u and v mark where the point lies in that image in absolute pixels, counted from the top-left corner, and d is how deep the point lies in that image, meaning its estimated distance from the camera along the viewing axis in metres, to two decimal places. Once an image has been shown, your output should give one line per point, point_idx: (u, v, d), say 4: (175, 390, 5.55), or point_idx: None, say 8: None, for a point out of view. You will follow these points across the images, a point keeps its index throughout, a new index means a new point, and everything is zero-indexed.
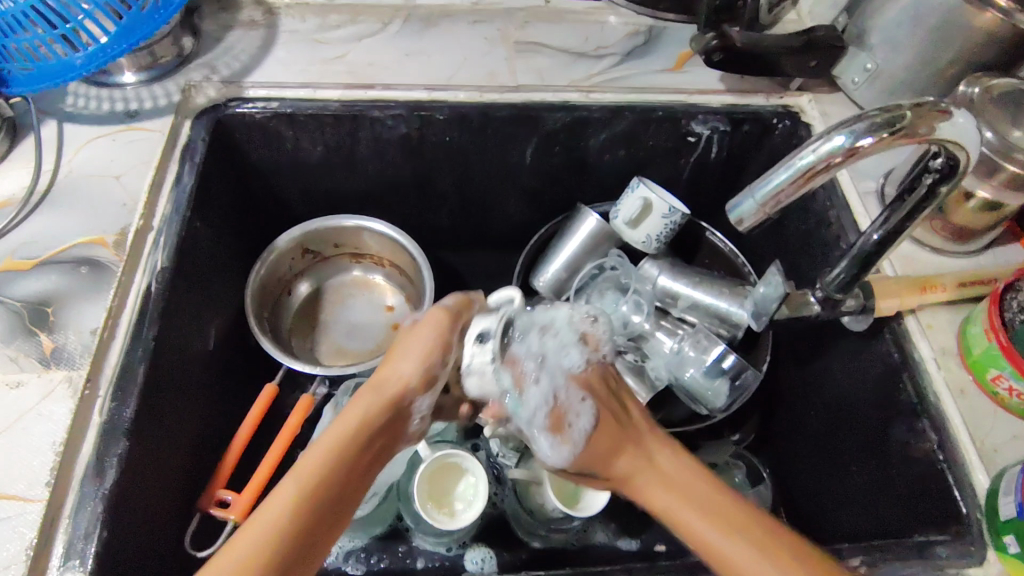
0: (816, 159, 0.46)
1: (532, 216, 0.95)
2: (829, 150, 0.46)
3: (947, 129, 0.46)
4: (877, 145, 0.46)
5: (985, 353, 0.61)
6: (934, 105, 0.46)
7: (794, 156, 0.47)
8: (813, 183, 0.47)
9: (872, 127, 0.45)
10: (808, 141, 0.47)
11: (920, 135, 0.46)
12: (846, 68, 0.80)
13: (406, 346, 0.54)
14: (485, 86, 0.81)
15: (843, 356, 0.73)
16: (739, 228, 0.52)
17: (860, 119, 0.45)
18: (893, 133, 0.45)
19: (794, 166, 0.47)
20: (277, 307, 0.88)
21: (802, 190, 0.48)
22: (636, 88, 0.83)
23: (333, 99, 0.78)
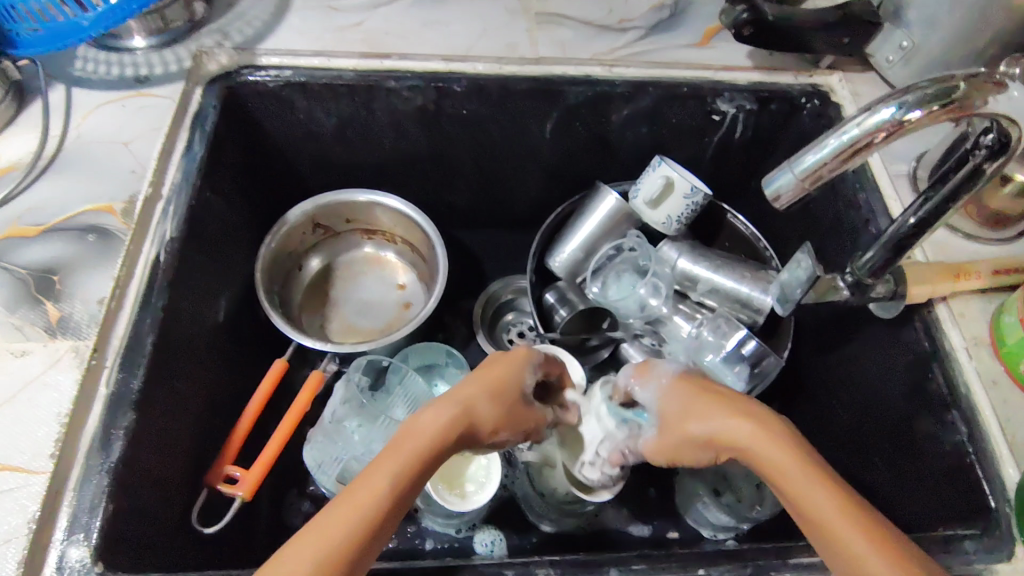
0: (860, 133, 0.43)
1: (549, 195, 0.93)
2: (875, 124, 0.43)
3: (1004, 102, 0.44)
4: (926, 120, 0.43)
5: (1019, 343, 0.59)
6: (988, 76, 0.43)
7: (837, 131, 0.44)
8: (856, 160, 0.45)
9: (922, 99, 0.43)
10: (852, 114, 0.44)
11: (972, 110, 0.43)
12: (880, 45, 0.77)
13: (509, 394, 0.55)
14: (505, 58, 0.78)
15: (869, 345, 0.71)
16: (772, 206, 0.49)
17: (909, 91, 0.43)
18: (944, 105, 0.43)
19: (838, 140, 0.44)
20: (287, 282, 0.86)
21: (844, 166, 0.45)
22: (661, 62, 0.80)
23: (348, 69, 0.76)
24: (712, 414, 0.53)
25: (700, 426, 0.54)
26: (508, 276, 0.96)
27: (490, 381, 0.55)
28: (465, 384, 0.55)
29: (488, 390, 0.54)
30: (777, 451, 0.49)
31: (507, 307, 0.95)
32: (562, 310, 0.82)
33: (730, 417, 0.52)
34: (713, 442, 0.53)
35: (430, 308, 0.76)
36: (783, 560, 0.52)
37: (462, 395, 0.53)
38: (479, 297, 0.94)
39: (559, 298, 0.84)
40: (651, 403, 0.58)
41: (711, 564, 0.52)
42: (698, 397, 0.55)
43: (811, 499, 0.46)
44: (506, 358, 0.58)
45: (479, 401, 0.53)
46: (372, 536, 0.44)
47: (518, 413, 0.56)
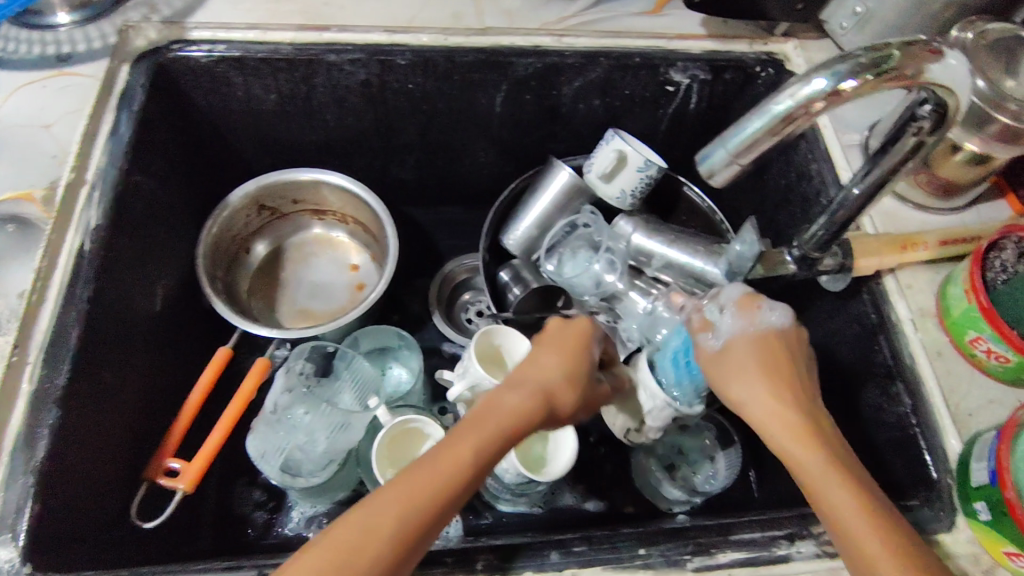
0: (794, 105, 0.42)
1: (504, 170, 0.91)
2: (808, 94, 0.41)
3: (940, 71, 0.42)
4: (860, 89, 0.42)
5: (964, 314, 0.59)
6: (925, 44, 0.42)
7: (770, 102, 0.42)
8: (787, 133, 0.43)
9: (855, 69, 0.41)
10: (785, 85, 0.42)
11: (908, 79, 0.42)
12: (833, 12, 0.75)
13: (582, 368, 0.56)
14: (450, 29, 0.75)
15: (821, 317, 0.71)
16: (707, 184, 0.48)
17: (840, 60, 0.41)
18: (879, 75, 0.41)
19: (771, 112, 0.42)
20: (233, 267, 0.84)
21: (777, 139, 0.43)
22: (612, 31, 0.78)
23: (285, 42, 0.72)
24: (758, 386, 0.53)
25: (741, 389, 0.54)
26: (465, 253, 0.95)
27: (565, 361, 0.55)
28: (540, 362, 0.55)
29: (565, 367, 0.55)
30: (795, 441, 0.50)
31: (464, 286, 0.93)
32: (516, 289, 0.83)
33: (775, 395, 0.53)
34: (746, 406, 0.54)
35: (379, 291, 0.73)
36: (725, 536, 0.52)
37: (539, 376, 0.54)
38: (435, 277, 0.92)
39: (513, 277, 0.84)
40: (725, 330, 0.57)
41: (652, 543, 0.52)
42: (749, 361, 0.55)
43: (823, 485, 0.47)
44: (577, 331, 0.58)
45: (556, 381, 0.54)
46: (442, 513, 0.45)
47: (590, 388, 0.57)
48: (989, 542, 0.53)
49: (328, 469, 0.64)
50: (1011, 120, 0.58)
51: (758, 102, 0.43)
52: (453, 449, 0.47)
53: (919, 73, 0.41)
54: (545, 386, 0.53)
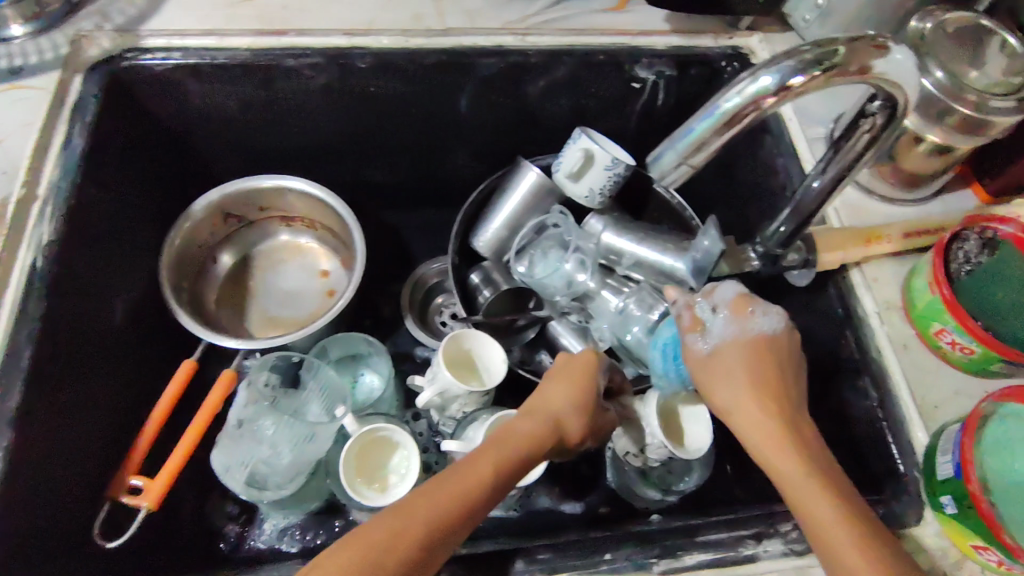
0: (743, 102, 0.41)
1: (473, 171, 0.90)
2: (755, 92, 0.40)
3: (884, 66, 0.42)
4: (807, 85, 0.41)
5: (928, 306, 0.59)
6: (871, 39, 0.41)
7: (718, 100, 0.41)
8: (736, 132, 0.42)
9: (800, 66, 0.40)
10: (732, 82, 0.41)
11: (857, 74, 0.41)
12: (797, 4, 0.75)
13: (588, 398, 0.59)
14: (411, 31, 0.74)
15: (790, 312, 0.70)
16: (658, 186, 0.47)
17: (786, 57, 0.40)
18: (825, 71, 0.40)
19: (718, 111, 0.41)
20: (199, 278, 0.83)
21: (727, 137, 0.42)
22: (575, 30, 0.77)
23: (242, 48, 0.71)
24: (744, 393, 0.54)
25: (729, 393, 0.54)
26: (438, 256, 0.93)
27: (573, 393, 0.59)
28: (549, 395, 0.59)
29: (572, 398, 0.58)
30: (778, 449, 0.51)
31: (438, 290, 0.92)
32: (486, 291, 0.81)
33: (759, 400, 0.53)
34: (732, 413, 0.54)
35: (345, 300, 0.72)
36: (691, 538, 0.52)
37: (548, 407, 0.58)
38: (405, 283, 0.90)
39: (483, 279, 0.82)
40: (715, 333, 0.56)
41: (617, 548, 0.52)
42: (737, 369, 0.55)
43: (805, 495, 0.48)
44: (584, 362, 0.62)
45: (564, 412, 0.58)
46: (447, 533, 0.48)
47: (598, 416, 0.61)
48: (956, 535, 0.53)
49: (297, 480, 0.64)
50: (971, 110, 0.58)
51: (705, 102, 0.42)
52: (465, 473, 0.50)
53: (866, 69, 0.41)
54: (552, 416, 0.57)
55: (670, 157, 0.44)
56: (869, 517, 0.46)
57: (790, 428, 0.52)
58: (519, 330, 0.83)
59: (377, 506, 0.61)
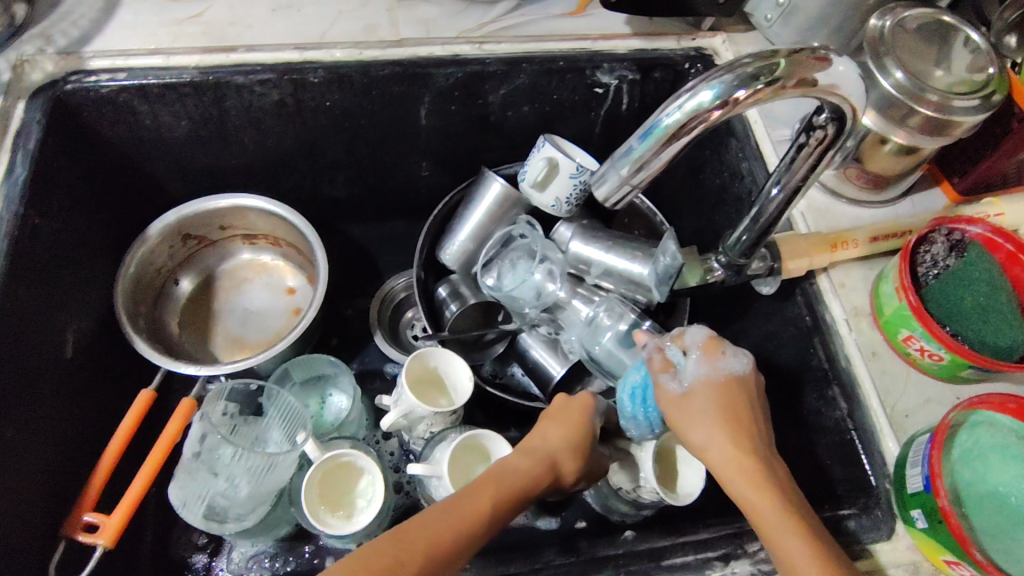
0: (683, 117, 0.39)
1: (438, 182, 0.88)
2: (695, 107, 0.39)
3: (825, 78, 0.40)
4: (749, 99, 0.39)
5: (896, 313, 0.58)
6: (812, 51, 0.40)
7: (658, 114, 0.40)
8: (678, 148, 0.41)
9: (741, 79, 0.39)
10: (672, 96, 0.40)
11: (799, 85, 0.40)
12: (757, 4, 0.73)
13: (582, 440, 0.60)
14: (364, 42, 0.72)
15: (758, 319, 0.69)
16: (603, 204, 0.46)
17: (726, 70, 0.38)
18: (767, 84, 0.39)
19: (658, 126, 0.40)
20: (160, 302, 0.81)
21: (668, 154, 0.41)
22: (533, 36, 0.75)
23: (190, 65, 0.69)
24: (718, 433, 0.53)
25: (703, 435, 0.53)
26: (407, 269, 0.92)
27: (567, 436, 0.60)
28: (541, 437, 0.60)
29: (562, 440, 0.60)
30: (752, 485, 0.50)
31: (407, 303, 0.90)
32: (453, 305, 0.79)
33: (734, 438, 0.53)
34: (709, 455, 0.53)
35: (311, 316, 0.73)
36: (656, 562, 0.55)
37: (549, 449, 0.59)
38: (374, 298, 0.89)
39: (451, 293, 0.80)
40: (688, 374, 0.56)
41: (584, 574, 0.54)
42: (708, 409, 0.54)
43: (777, 533, 0.48)
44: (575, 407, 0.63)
45: (561, 455, 0.59)
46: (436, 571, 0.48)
47: (592, 461, 0.62)
48: (927, 549, 0.52)
49: (260, 509, 0.62)
50: (932, 110, 0.57)
51: (647, 117, 0.41)
52: (451, 514, 0.50)
53: (808, 81, 0.40)
54: (550, 458, 0.58)
55: (613, 176, 0.43)
56: (839, 557, 0.47)
57: (764, 464, 0.51)
58: (486, 345, 0.81)
59: (340, 534, 0.59)
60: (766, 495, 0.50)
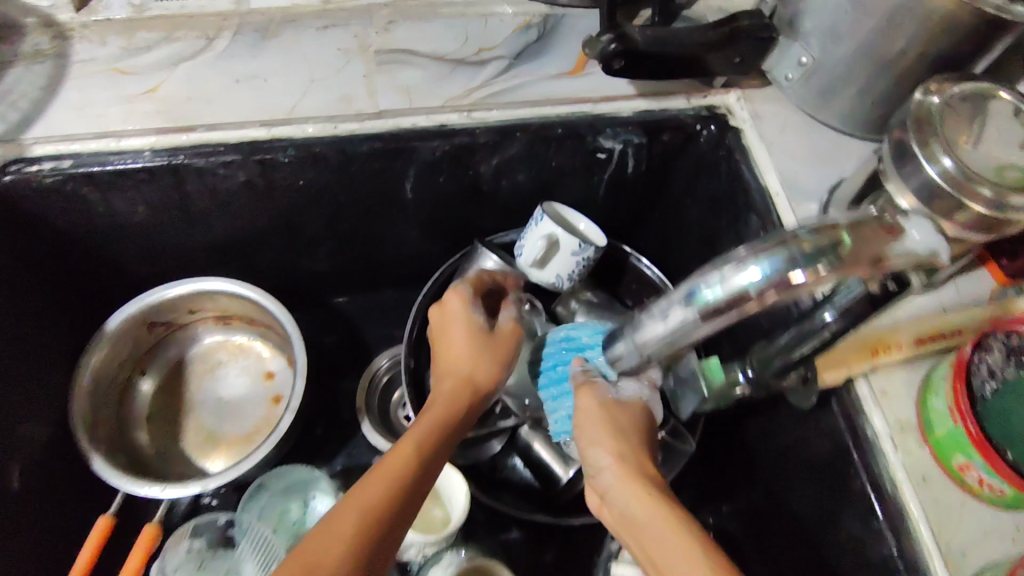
0: (725, 292, 0.34)
1: (430, 251, 0.81)
2: (741, 287, 0.33)
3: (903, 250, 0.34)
4: (812, 281, 0.32)
5: (949, 436, 0.51)
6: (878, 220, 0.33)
7: (697, 283, 0.35)
8: (719, 325, 0.36)
9: (801, 259, 0.32)
10: (717, 264, 0.35)
11: (875, 267, 0.33)
12: (777, 62, 0.65)
13: (478, 338, 0.62)
14: (338, 115, 0.64)
15: (787, 420, 0.63)
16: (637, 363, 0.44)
17: (783, 245, 0.32)
18: (835, 261, 0.32)
19: (698, 296, 0.35)
20: (125, 399, 0.74)
21: (710, 324, 0.36)
22: (527, 100, 0.67)
23: (143, 148, 0.62)
24: (617, 447, 0.51)
25: (606, 450, 0.51)
26: (397, 344, 0.84)
27: (466, 342, 0.62)
28: (452, 355, 0.61)
29: (471, 350, 0.61)
30: (636, 487, 0.48)
31: (395, 385, 0.82)
32: None
33: (634, 452, 0.51)
34: (603, 479, 0.51)
35: (287, 423, 0.66)
36: None
37: (456, 368, 0.60)
38: (362, 377, 0.82)
39: None
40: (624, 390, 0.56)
41: None
42: (612, 426, 0.53)
43: (648, 526, 0.45)
44: (452, 313, 0.64)
45: (469, 366, 0.60)
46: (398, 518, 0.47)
47: (496, 348, 0.63)
48: None
49: None
50: (986, 208, 0.49)
51: (682, 285, 0.37)
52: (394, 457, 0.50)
53: (882, 262, 0.32)
54: (462, 374, 0.60)
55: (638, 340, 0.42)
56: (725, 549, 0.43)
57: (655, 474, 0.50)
58: (481, 443, 0.73)
59: None
60: (645, 492, 0.47)
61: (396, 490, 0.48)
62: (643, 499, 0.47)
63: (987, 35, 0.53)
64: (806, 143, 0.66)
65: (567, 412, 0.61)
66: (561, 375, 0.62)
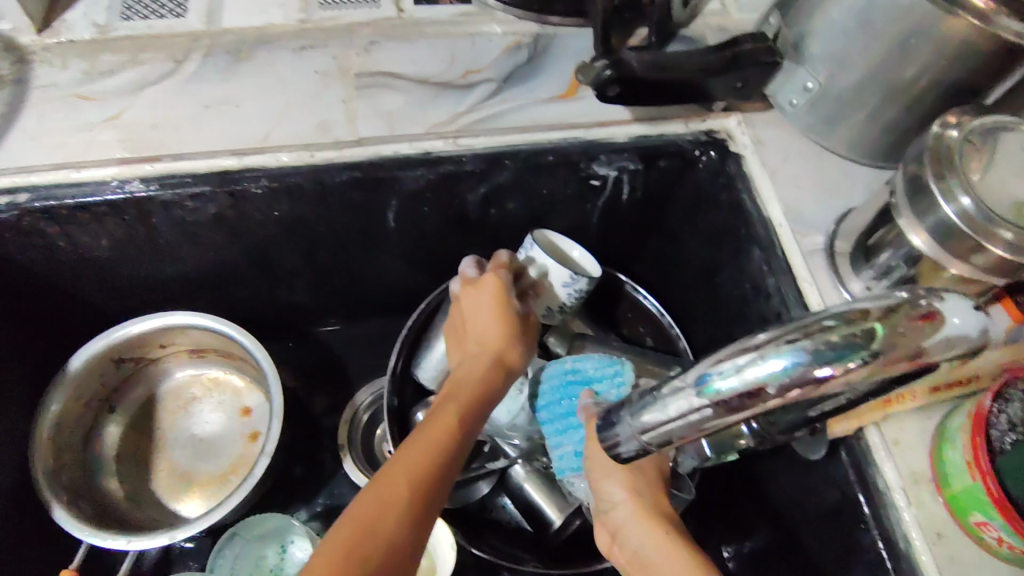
0: (742, 385, 0.31)
1: (417, 279, 0.77)
2: (759, 379, 0.31)
3: (939, 342, 0.30)
4: (840, 378, 0.30)
5: (966, 492, 0.47)
6: (914, 306, 0.30)
7: (712, 371, 0.33)
8: (731, 417, 0.33)
9: (826, 354, 0.30)
10: (734, 353, 0.32)
11: (913, 361, 0.30)
12: (781, 86, 0.62)
13: (510, 324, 0.59)
14: (315, 144, 0.61)
15: (793, 466, 0.59)
16: (630, 451, 0.41)
17: (807, 339, 0.30)
18: (865, 359, 0.29)
19: (711, 387, 0.33)
20: (92, 439, 0.70)
21: (725, 418, 0.33)
22: (517, 127, 0.64)
23: (105, 180, 0.58)
24: (632, 482, 0.49)
25: (618, 486, 0.49)
26: (382, 376, 0.81)
27: (498, 326, 0.58)
28: (489, 331, 0.58)
29: (509, 326, 0.59)
30: (648, 523, 0.47)
31: (377, 421, 0.78)
32: None
33: (644, 486, 0.50)
34: (615, 512, 0.49)
35: (261, 469, 0.62)
36: None
37: (486, 350, 0.58)
38: (345, 412, 0.78)
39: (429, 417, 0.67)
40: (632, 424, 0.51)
41: None
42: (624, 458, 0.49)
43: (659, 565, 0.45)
44: (490, 291, 0.60)
45: (500, 346, 0.58)
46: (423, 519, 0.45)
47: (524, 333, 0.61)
48: None
49: None
50: (1007, 252, 0.46)
51: (694, 370, 0.34)
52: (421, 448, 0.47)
53: (922, 355, 0.30)
54: (492, 356, 0.57)
55: (631, 425, 0.39)
56: None
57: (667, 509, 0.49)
58: (470, 484, 0.68)
59: None
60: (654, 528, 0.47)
61: (425, 482, 0.46)
62: (661, 541, 0.46)
63: (1006, 61, 0.50)
64: (811, 171, 0.63)
65: (574, 448, 0.56)
66: (567, 411, 0.58)
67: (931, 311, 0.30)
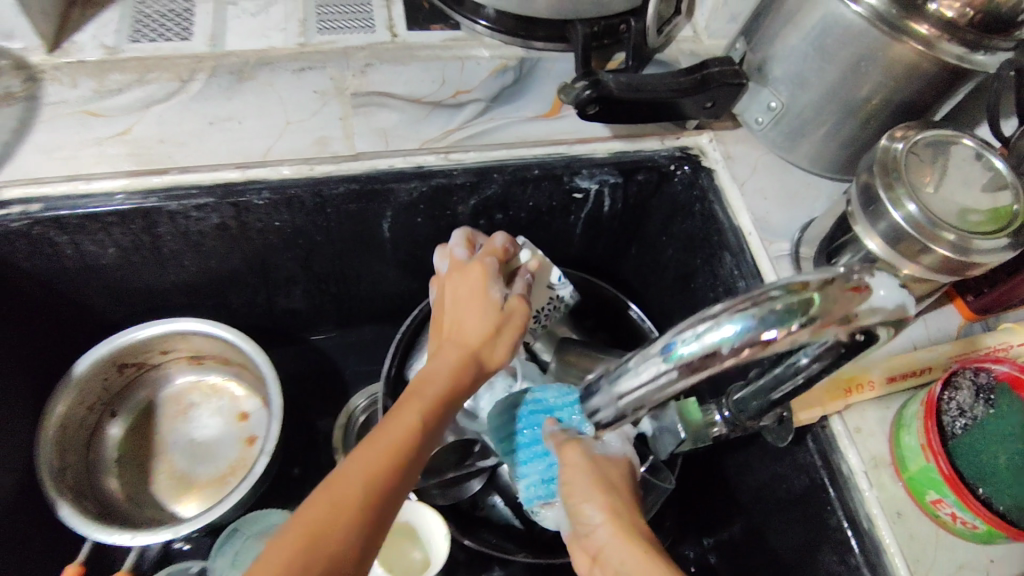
0: (701, 349, 0.36)
1: (408, 288, 0.80)
2: (715, 342, 0.35)
3: (867, 310, 0.35)
4: (784, 340, 0.34)
5: (922, 473, 0.52)
6: (846, 279, 0.35)
7: (676, 338, 0.37)
8: (692, 380, 0.38)
9: (771, 319, 0.34)
10: (695, 322, 0.36)
11: (844, 325, 0.35)
12: (748, 105, 0.67)
13: (493, 317, 0.56)
14: (314, 158, 0.64)
15: (764, 457, 0.63)
16: (606, 417, 0.46)
17: (756, 306, 0.34)
18: (804, 322, 0.34)
19: (674, 352, 0.37)
20: (92, 443, 0.72)
21: (687, 379, 0.37)
22: (505, 143, 0.68)
23: (113, 191, 0.61)
24: (608, 504, 0.51)
25: (593, 506, 0.50)
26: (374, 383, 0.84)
27: (479, 317, 0.55)
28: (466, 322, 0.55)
29: (492, 318, 0.55)
30: (625, 543, 0.47)
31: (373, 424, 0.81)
32: None
33: (621, 508, 0.51)
34: (591, 535, 0.50)
35: (261, 467, 0.64)
36: None
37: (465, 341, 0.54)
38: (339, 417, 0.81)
39: None
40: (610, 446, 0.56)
41: None
42: (598, 477, 0.52)
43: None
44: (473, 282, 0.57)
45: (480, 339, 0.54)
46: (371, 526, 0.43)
47: (511, 326, 0.56)
48: None
49: None
50: (950, 251, 0.51)
51: (661, 337, 0.39)
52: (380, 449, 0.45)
53: (852, 320, 0.35)
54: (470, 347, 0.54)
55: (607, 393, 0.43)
56: None
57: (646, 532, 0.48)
58: (461, 483, 0.70)
59: None
60: (629, 546, 0.47)
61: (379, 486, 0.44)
62: (638, 557, 0.46)
63: (946, 82, 0.56)
64: (776, 183, 0.68)
65: (541, 475, 0.58)
66: (531, 441, 0.59)
67: (860, 283, 0.36)
